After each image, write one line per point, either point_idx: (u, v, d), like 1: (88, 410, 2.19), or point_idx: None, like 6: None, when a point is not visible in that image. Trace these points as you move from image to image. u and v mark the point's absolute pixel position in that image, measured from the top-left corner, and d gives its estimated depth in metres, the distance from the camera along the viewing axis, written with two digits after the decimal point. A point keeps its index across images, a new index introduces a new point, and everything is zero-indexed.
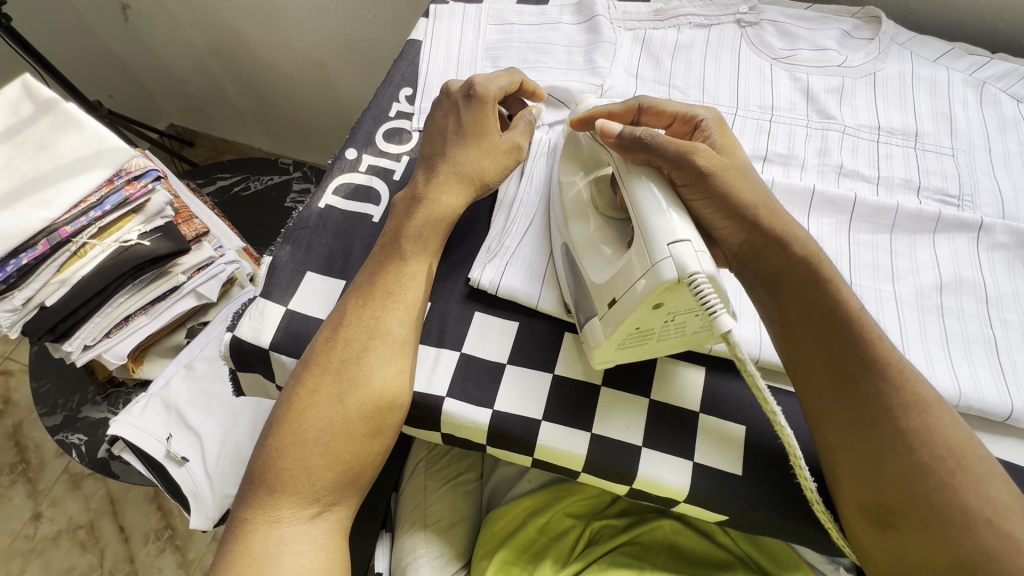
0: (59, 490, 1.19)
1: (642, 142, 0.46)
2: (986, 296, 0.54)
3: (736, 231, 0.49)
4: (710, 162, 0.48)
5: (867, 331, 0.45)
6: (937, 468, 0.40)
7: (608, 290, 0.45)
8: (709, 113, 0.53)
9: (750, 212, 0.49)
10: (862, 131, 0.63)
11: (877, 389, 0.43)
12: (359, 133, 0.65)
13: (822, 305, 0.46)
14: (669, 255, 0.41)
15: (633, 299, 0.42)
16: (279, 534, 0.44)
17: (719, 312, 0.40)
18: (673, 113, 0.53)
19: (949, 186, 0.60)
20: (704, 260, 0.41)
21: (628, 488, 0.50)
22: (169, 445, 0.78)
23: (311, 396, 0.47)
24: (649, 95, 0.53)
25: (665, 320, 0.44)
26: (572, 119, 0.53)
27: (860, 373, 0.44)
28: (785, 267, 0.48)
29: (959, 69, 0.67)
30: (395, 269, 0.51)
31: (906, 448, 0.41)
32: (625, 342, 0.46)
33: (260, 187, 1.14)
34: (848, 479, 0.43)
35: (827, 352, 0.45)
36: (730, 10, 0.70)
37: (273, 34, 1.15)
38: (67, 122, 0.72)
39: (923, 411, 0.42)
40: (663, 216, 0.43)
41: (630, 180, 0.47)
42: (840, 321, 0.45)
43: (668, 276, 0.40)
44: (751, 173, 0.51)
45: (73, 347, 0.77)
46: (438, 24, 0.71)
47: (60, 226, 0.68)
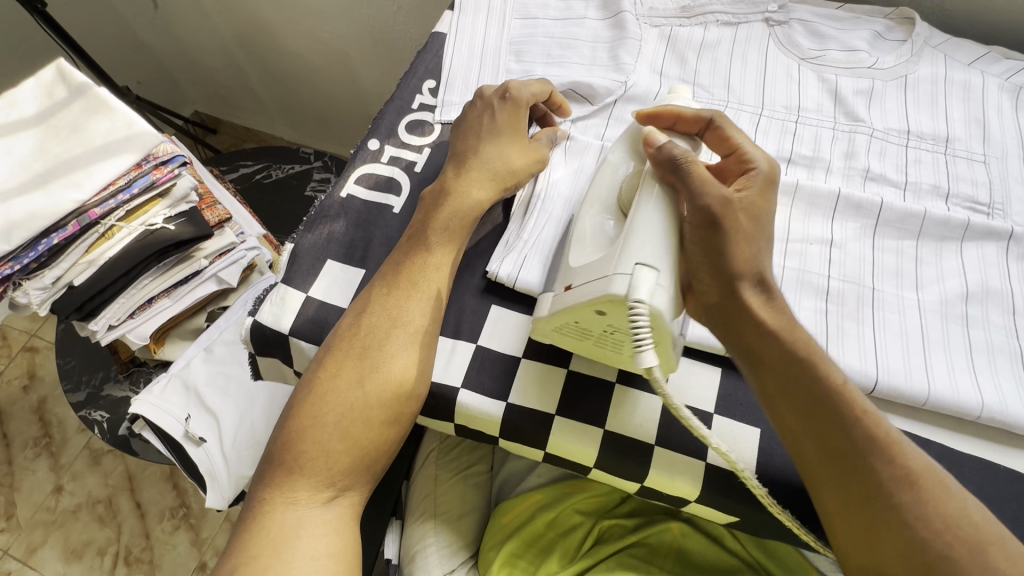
0: (79, 465, 1.23)
1: (675, 162, 0.46)
2: (1014, 307, 0.53)
3: (715, 290, 0.46)
4: (725, 210, 0.46)
5: (852, 405, 0.43)
6: (933, 544, 0.39)
7: (571, 275, 0.47)
8: (767, 165, 0.49)
9: (733, 280, 0.46)
10: (891, 134, 0.62)
11: (868, 464, 0.42)
12: (382, 125, 0.65)
13: (804, 379, 0.44)
14: (630, 273, 0.42)
15: (585, 296, 0.44)
16: (296, 516, 0.44)
17: (644, 347, 0.41)
18: (733, 146, 0.50)
19: (979, 193, 0.58)
20: (657, 294, 0.41)
21: (638, 486, 0.50)
22: (188, 425, 0.81)
23: (333, 379, 0.48)
24: (725, 115, 0.51)
25: (606, 329, 0.45)
26: (641, 110, 0.52)
27: (849, 451, 0.42)
28: (761, 338, 0.45)
29: (994, 73, 0.65)
30: (420, 258, 0.52)
31: (900, 523, 0.40)
32: (564, 330, 0.48)
33: (281, 175, 1.16)
34: (849, 548, 0.42)
35: (811, 429, 0.44)
36: (760, 8, 0.69)
37: (298, 24, 1.16)
38: (98, 107, 0.73)
39: (915, 482, 0.41)
40: (646, 245, 0.43)
41: (644, 187, 0.47)
42: (822, 394, 0.44)
43: (617, 290, 0.41)
44: (767, 242, 0.48)
45: (98, 326, 0.80)
46: (463, 17, 0.71)
47: (89, 208, 0.70)
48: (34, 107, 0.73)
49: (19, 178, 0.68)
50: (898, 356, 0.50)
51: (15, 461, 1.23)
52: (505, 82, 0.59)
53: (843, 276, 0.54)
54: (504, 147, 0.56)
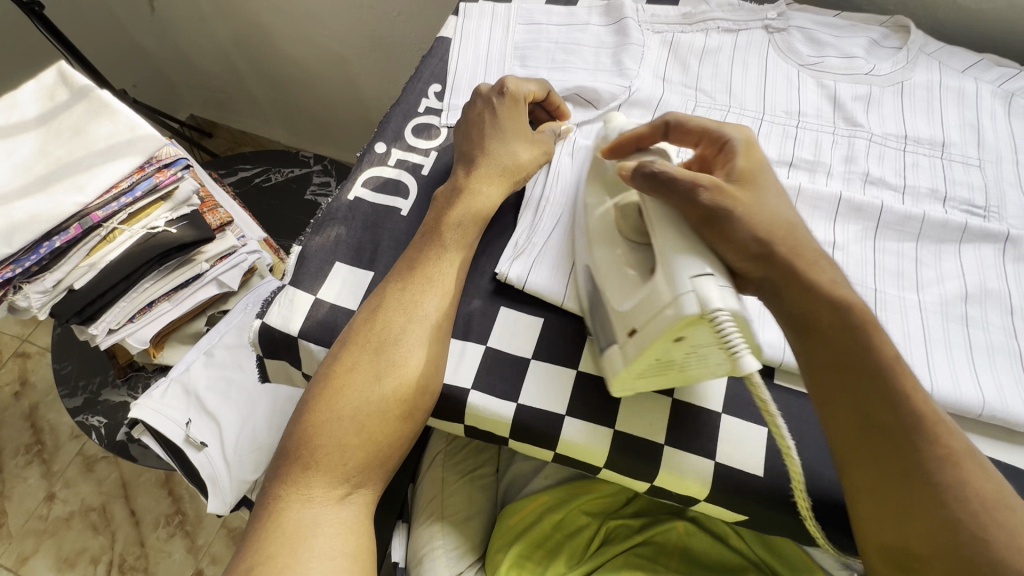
0: (72, 472, 1.21)
1: (655, 178, 0.45)
2: (1011, 308, 0.54)
3: (758, 269, 0.45)
4: (720, 195, 0.45)
5: (902, 381, 0.43)
6: (966, 522, 0.40)
7: (628, 320, 0.45)
8: (741, 135, 0.49)
9: (766, 249, 0.45)
10: (888, 139, 0.63)
11: (914, 445, 0.42)
12: (388, 128, 0.65)
13: (855, 349, 0.44)
14: (692, 288, 0.41)
15: (654, 329, 0.42)
16: (312, 515, 0.44)
17: (742, 352, 0.40)
18: (699, 132, 0.50)
19: (975, 197, 0.60)
20: (726, 295, 0.41)
21: (648, 485, 0.51)
22: (188, 430, 0.80)
23: (349, 372, 0.48)
24: (676, 111, 0.51)
25: (687, 352, 0.43)
26: (604, 146, 0.52)
27: (893, 426, 0.42)
28: (809, 306, 0.45)
29: (987, 80, 0.67)
30: (434, 255, 0.53)
31: (938, 503, 0.41)
32: (644, 371, 0.46)
33: (280, 179, 1.15)
34: (871, 527, 0.43)
35: (856, 406, 0.43)
36: (759, 16, 0.71)
37: (297, 28, 1.16)
38: (101, 110, 0.73)
39: (956, 460, 0.41)
40: (686, 255, 0.43)
41: (653, 215, 0.46)
42: (869, 371, 0.43)
43: (690, 310, 0.40)
44: (772, 203, 0.47)
45: (98, 330, 0.79)
46: (467, 22, 0.72)
47: (91, 211, 0.70)
48: (36, 110, 0.72)
49: (20, 181, 0.68)
50: None
51: (7, 469, 1.21)
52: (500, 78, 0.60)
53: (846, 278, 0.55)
54: (510, 143, 0.58)
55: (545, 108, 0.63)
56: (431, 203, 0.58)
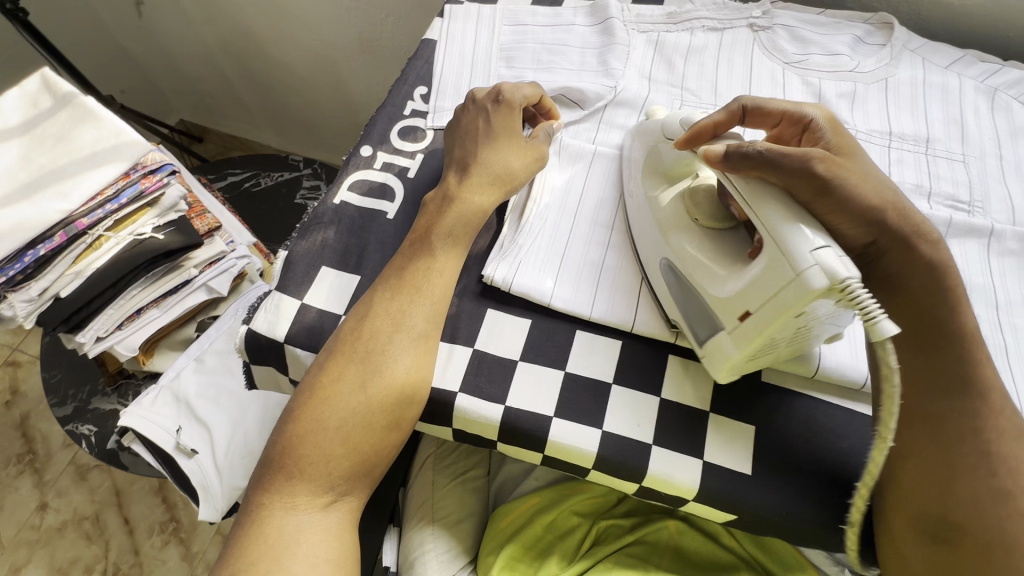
0: (65, 481, 1.20)
1: (754, 157, 0.45)
2: (996, 302, 0.54)
3: (863, 233, 0.47)
4: (834, 166, 0.46)
5: (975, 345, 0.46)
6: (1014, 495, 0.42)
7: (737, 303, 0.45)
8: (819, 111, 0.51)
9: (878, 217, 0.47)
10: (873, 136, 0.63)
11: (976, 409, 0.44)
12: (374, 131, 0.65)
13: (931, 315, 0.47)
14: (815, 263, 0.40)
15: (778, 308, 0.41)
16: (295, 522, 0.44)
17: (879, 318, 0.40)
18: (779, 113, 0.51)
19: (959, 192, 0.60)
20: (848, 263, 0.40)
21: (637, 486, 0.50)
22: (178, 437, 0.80)
23: (335, 383, 0.48)
24: (751, 95, 0.52)
25: (801, 326, 0.43)
26: (677, 139, 0.52)
27: (963, 386, 0.45)
28: (901, 268, 0.48)
29: (970, 76, 0.67)
30: (424, 265, 0.52)
31: (988, 472, 0.43)
32: (756, 354, 0.46)
33: (270, 183, 1.15)
34: (908, 495, 0.44)
35: (931, 373, 0.46)
36: (744, 14, 0.71)
37: (285, 32, 1.16)
38: (85, 117, 0.73)
39: (1014, 438, 0.43)
40: (795, 228, 0.42)
41: (752, 198, 0.45)
42: (948, 331, 0.46)
43: (817, 284, 0.39)
44: (875, 173, 0.49)
45: (86, 339, 0.78)
46: (453, 24, 0.71)
47: (77, 218, 0.69)
48: (19, 117, 0.72)
49: (3, 189, 0.67)
50: None
51: None
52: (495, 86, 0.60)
53: None
54: (502, 150, 0.57)
55: (536, 111, 0.63)
56: (421, 209, 0.57)
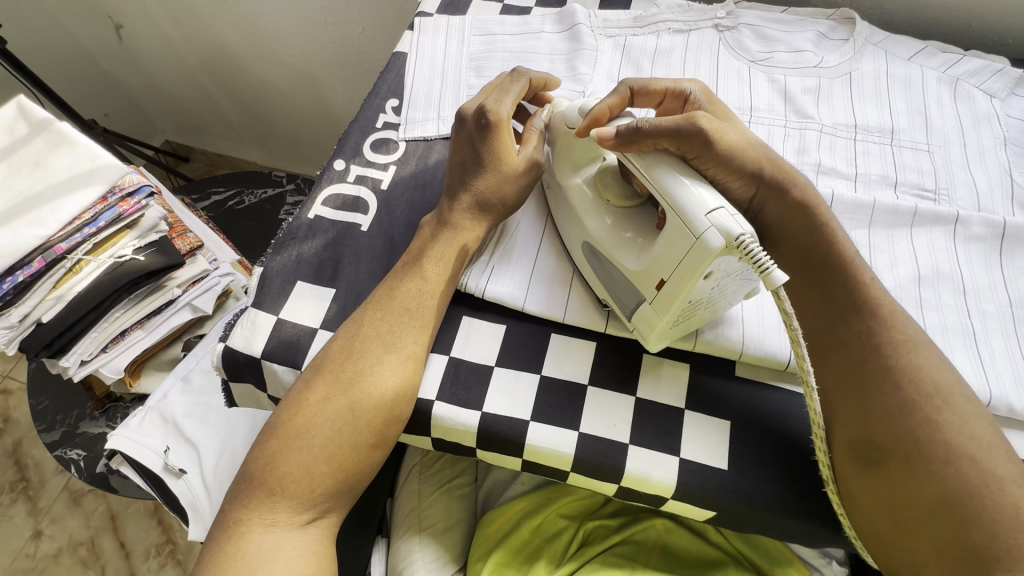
0: (59, 507, 1.19)
1: (640, 132, 0.48)
2: (963, 288, 0.55)
3: (746, 189, 0.53)
4: (714, 126, 0.49)
5: (862, 276, 0.50)
6: (922, 402, 0.44)
7: (652, 273, 0.47)
8: (696, 87, 0.56)
9: (757, 170, 0.51)
10: (839, 129, 0.64)
11: (868, 327, 0.48)
12: (347, 145, 0.66)
13: (823, 262, 0.51)
14: (710, 225, 0.42)
15: (686, 270, 0.44)
16: (274, 538, 0.44)
17: (771, 268, 0.41)
18: (663, 90, 0.55)
19: (925, 180, 0.61)
20: (740, 220, 0.43)
21: (616, 487, 0.50)
22: (166, 458, 0.80)
23: (322, 403, 0.48)
24: (636, 78, 0.54)
25: (711, 286, 0.45)
26: (578, 128, 0.53)
27: (849, 310, 0.49)
28: (784, 215, 0.52)
29: (932, 67, 0.68)
30: (415, 285, 0.52)
31: (893, 385, 0.45)
32: (678, 320, 0.48)
33: (254, 201, 1.16)
34: (841, 425, 0.46)
35: (828, 316, 0.50)
36: (709, 15, 0.72)
37: (264, 49, 1.17)
38: (60, 142, 0.73)
39: (912, 348, 0.46)
40: (691, 195, 0.44)
41: (648, 169, 0.48)
42: (839, 272, 0.50)
43: (713, 244, 0.42)
44: (750, 131, 0.53)
45: (70, 363, 0.78)
46: (423, 37, 0.72)
47: (54, 244, 0.69)
48: None
49: None
50: None
51: None
52: (481, 99, 0.56)
53: None
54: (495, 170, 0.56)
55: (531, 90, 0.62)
56: (416, 235, 0.57)
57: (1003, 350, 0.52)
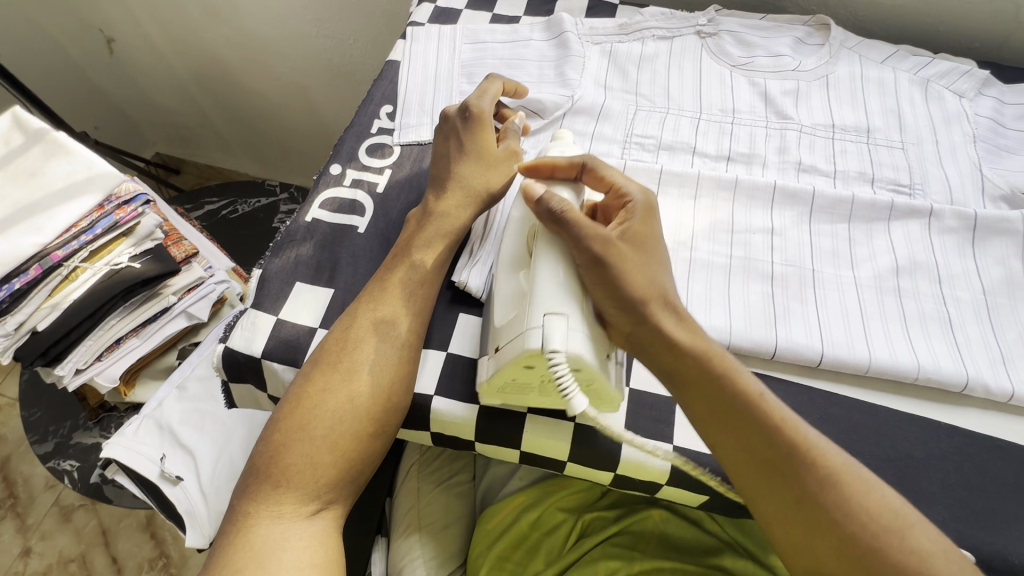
0: (49, 523, 1.18)
1: (554, 213, 0.46)
2: (939, 278, 0.57)
3: (627, 320, 0.45)
4: (607, 251, 0.45)
5: (771, 413, 0.44)
6: (862, 535, 0.40)
7: (500, 335, 0.48)
8: (642, 194, 0.50)
9: (639, 305, 0.45)
10: (818, 129, 0.67)
11: (786, 461, 0.42)
12: (343, 150, 0.67)
13: (724, 400, 0.44)
14: (540, 325, 0.43)
15: (511, 355, 0.45)
16: (282, 529, 0.45)
17: (572, 395, 0.42)
18: (610, 184, 0.50)
19: (900, 176, 0.64)
20: (571, 339, 0.43)
21: (613, 476, 0.52)
22: (163, 465, 0.80)
23: (322, 393, 0.49)
24: (597, 158, 0.50)
25: (541, 378, 0.46)
26: (523, 163, 0.52)
27: (767, 449, 0.43)
28: (680, 360, 0.45)
29: (904, 69, 0.71)
30: (407, 277, 0.53)
31: (829, 520, 0.41)
32: (506, 389, 0.48)
33: (248, 210, 1.16)
34: (803, 551, 0.42)
35: (743, 450, 0.44)
36: (691, 23, 0.75)
37: (257, 61, 1.18)
38: (57, 151, 0.74)
39: (836, 477, 0.41)
40: (547, 291, 0.44)
41: (541, 241, 0.48)
42: (750, 403, 0.44)
43: (533, 344, 0.43)
44: (658, 270, 0.48)
45: (65, 371, 0.78)
46: (415, 45, 0.74)
47: (51, 251, 0.70)
48: None
49: None
50: (841, 330, 0.54)
51: None
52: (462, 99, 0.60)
53: (785, 261, 0.58)
54: (486, 169, 0.57)
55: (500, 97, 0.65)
56: (404, 226, 0.58)
57: (978, 335, 0.54)
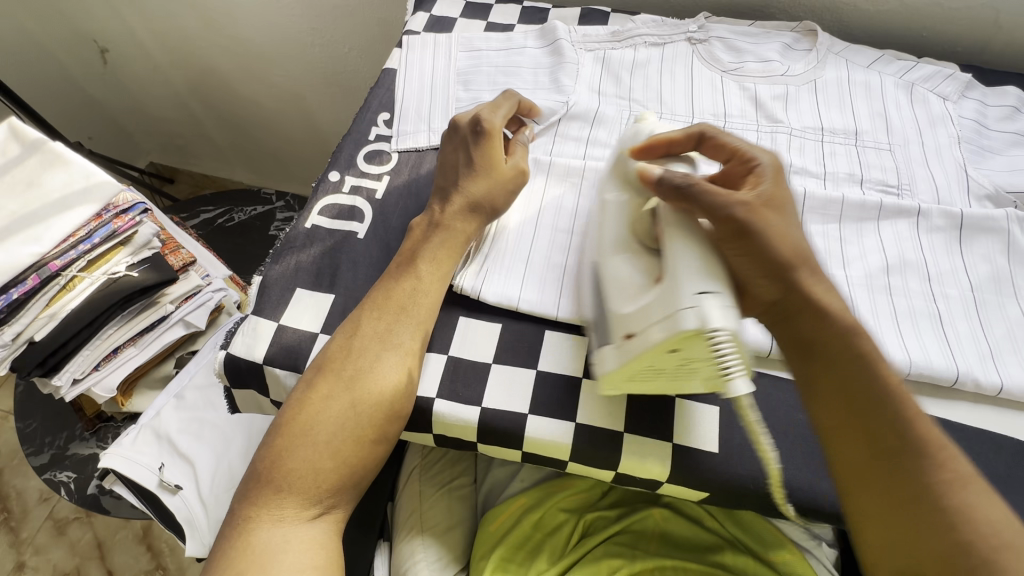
0: (43, 537, 1.16)
1: (680, 188, 0.46)
2: (928, 275, 0.59)
3: (775, 287, 0.46)
4: (750, 214, 0.45)
5: (902, 400, 0.44)
6: (975, 546, 0.39)
7: (625, 323, 0.46)
8: (768, 158, 0.50)
9: (788, 271, 0.46)
10: (808, 132, 0.68)
11: (910, 459, 0.43)
12: (341, 157, 0.68)
13: (857, 375, 0.45)
14: (692, 305, 0.41)
15: (650, 340, 0.43)
16: (282, 533, 0.45)
17: (733, 376, 0.43)
18: (732, 149, 0.51)
19: (888, 177, 0.65)
20: (728, 315, 0.42)
21: (614, 475, 0.52)
22: (162, 474, 0.79)
23: (324, 400, 0.49)
24: (714, 126, 0.53)
25: (679, 363, 0.45)
26: (634, 145, 0.53)
27: (893, 439, 0.43)
28: (818, 334, 0.46)
29: (890, 73, 0.73)
30: (409, 285, 0.54)
31: (944, 525, 0.40)
32: (636, 375, 0.48)
33: (244, 218, 1.17)
34: (886, 553, 0.42)
35: (862, 429, 0.44)
36: (681, 29, 0.76)
37: (252, 71, 1.19)
38: (54, 161, 0.74)
39: (960, 486, 0.41)
40: (691, 271, 0.43)
41: (668, 224, 0.47)
42: (877, 388, 0.45)
43: (688, 325, 0.41)
44: (796, 231, 0.47)
45: (62, 382, 0.78)
46: (411, 53, 0.75)
47: (49, 261, 0.70)
48: None
49: None
50: None
51: None
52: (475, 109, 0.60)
53: None
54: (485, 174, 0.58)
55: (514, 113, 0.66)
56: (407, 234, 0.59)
57: (967, 331, 0.56)
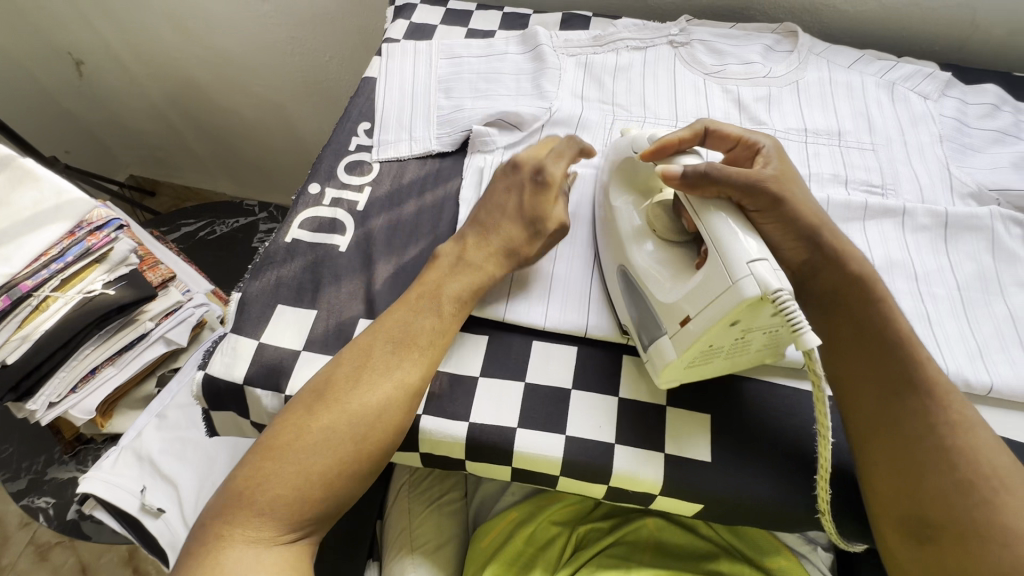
0: (23, 564, 1.13)
1: (708, 175, 0.47)
2: (915, 275, 0.58)
3: (801, 250, 0.52)
4: (780, 188, 0.51)
5: (915, 351, 0.47)
6: (977, 481, 0.42)
7: (678, 309, 0.46)
8: (769, 141, 0.55)
9: (814, 235, 0.51)
10: (792, 134, 0.68)
11: (923, 407, 0.45)
12: (321, 168, 0.67)
13: (873, 329, 0.48)
14: (749, 273, 0.42)
15: (711, 317, 0.43)
16: (255, 555, 0.43)
17: (805, 329, 0.42)
18: (735, 137, 0.55)
19: (872, 177, 0.65)
20: (780, 277, 0.42)
21: (606, 488, 0.51)
22: (144, 497, 0.77)
23: (324, 427, 0.47)
24: (714, 120, 0.55)
25: (738, 336, 0.45)
26: (646, 150, 0.52)
27: (907, 389, 0.46)
28: (842, 284, 0.51)
29: (871, 73, 0.73)
30: (421, 312, 0.53)
31: (950, 463, 0.43)
32: (693, 360, 0.47)
33: (226, 230, 1.14)
34: (891, 501, 0.44)
35: (878, 386, 0.47)
36: (663, 33, 0.76)
37: (232, 81, 1.17)
38: (23, 178, 0.71)
39: (969, 430, 0.44)
40: (738, 241, 0.44)
41: (703, 213, 0.47)
42: (890, 344, 0.48)
43: (750, 292, 0.41)
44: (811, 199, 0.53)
45: (37, 406, 0.75)
46: (391, 62, 0.74)
47: (20, 281, 0.68)
48: None
49: None
50: None
51: None
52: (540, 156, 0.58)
53: None
54: None
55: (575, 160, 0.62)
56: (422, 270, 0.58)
57: (956, 330, 0.55)
